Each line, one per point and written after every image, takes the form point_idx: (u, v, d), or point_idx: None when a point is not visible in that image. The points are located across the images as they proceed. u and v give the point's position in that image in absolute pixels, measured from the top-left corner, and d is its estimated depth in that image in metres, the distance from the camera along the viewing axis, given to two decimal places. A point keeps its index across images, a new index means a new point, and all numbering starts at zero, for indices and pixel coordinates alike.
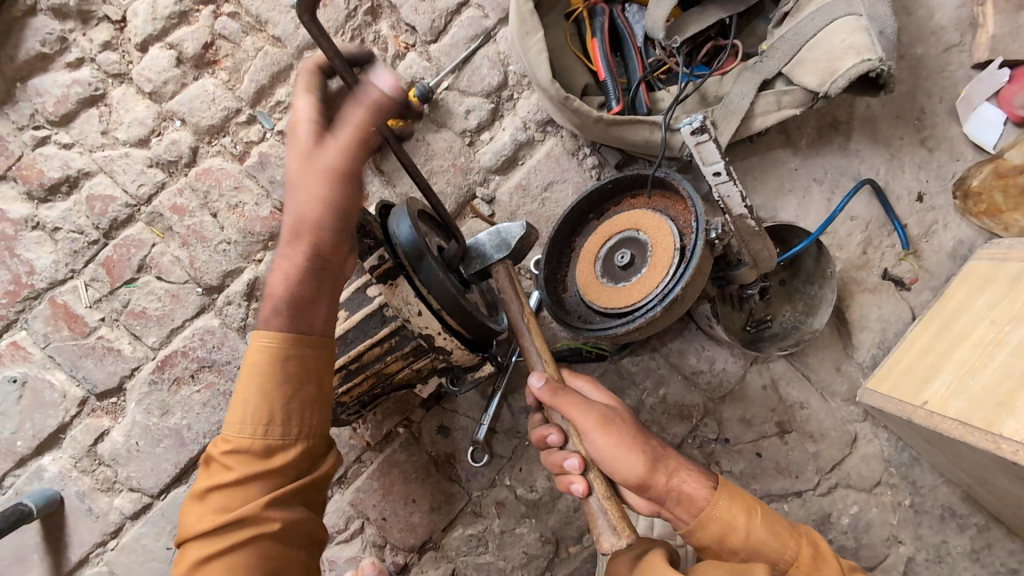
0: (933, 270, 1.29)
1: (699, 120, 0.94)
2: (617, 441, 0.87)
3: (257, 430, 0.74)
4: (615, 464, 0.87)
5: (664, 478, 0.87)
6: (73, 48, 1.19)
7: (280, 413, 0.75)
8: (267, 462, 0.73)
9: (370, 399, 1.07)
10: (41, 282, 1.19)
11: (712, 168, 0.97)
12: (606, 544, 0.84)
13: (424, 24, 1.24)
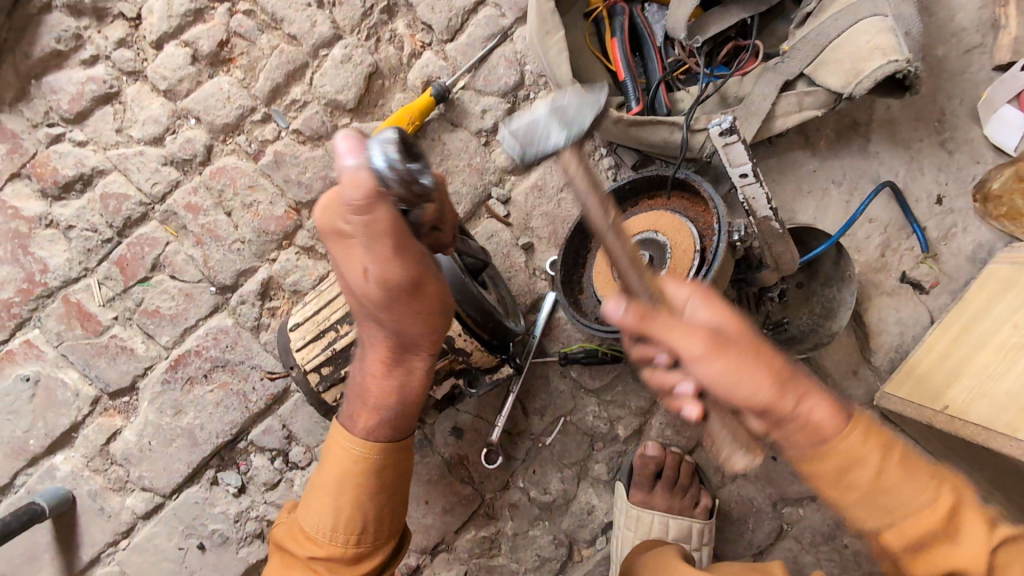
0: (952, 273, 1.27)
1: (727, 121, 0.95)
2: (734, 368, 0.66)
3: (346, 539, 0.83)
4: (734, 392, 0.66)
5: (796, 404, 0.65)
6: (87, 45, 1.18)
7: (364, 522, 0.84)
8: (353, 566, 0.84)
9: None
10: (55, 280, 1.18)
11: (739, 171, 0.98)
12: (732, 465, 0.74)
13: (441, 23, 1.24)
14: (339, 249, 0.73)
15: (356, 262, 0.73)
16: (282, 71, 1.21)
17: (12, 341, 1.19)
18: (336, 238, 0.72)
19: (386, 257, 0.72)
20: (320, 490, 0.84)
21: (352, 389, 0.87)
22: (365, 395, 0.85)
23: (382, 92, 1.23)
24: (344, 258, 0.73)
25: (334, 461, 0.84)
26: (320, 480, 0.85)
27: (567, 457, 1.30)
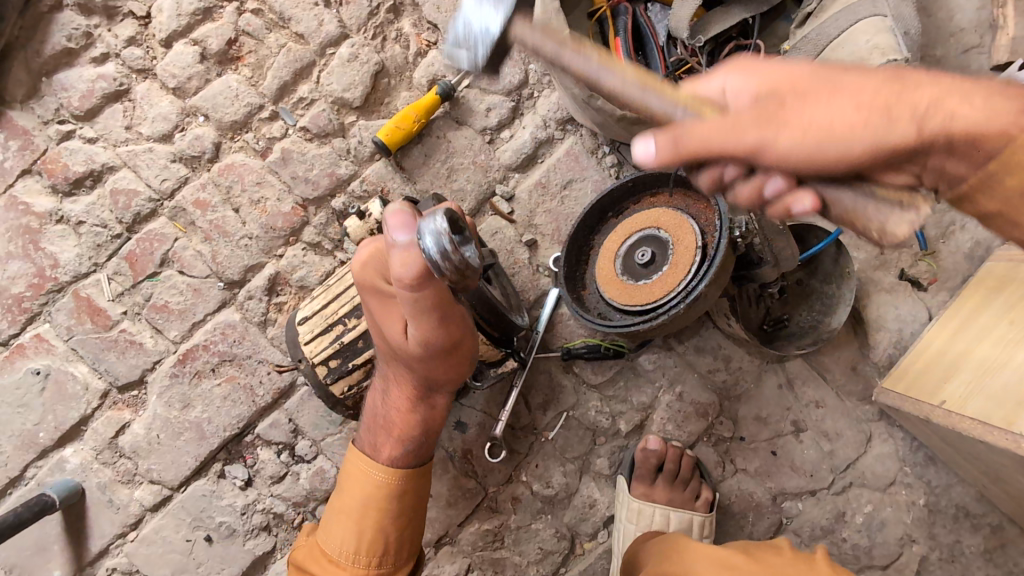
0: (950, 271, 1.29)
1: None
2: (808, 120, 0.56)
3: (367, 559, 0.98)
4: (835, 144, 0.55)
5: (908, 124, 0.54)
6: (98, 43, 1.20)
7: (384, 544, 0.99)
8: None
9: None
10: (66, 275, 1.20)
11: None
12: (901, 232, 0.52)
13: (446, 23, 1.25)
14: (388, 310, 0.86)
15: (402, 324, 0.86)
16: (289, 70, 1.23)
17: (23, 335, 1.20)
18: (387, 301, 0.85)
19: (428, 327, 0.82)
20: (342, 515, 0.98)
21: (376, 420, 1.00)
22: (390, 426, 0.99)
23: (388, 91, 1.25)
24: (390, 319, 0.86)
25: (356, 487, 0.99)
26: (343, 503, 1.00)
27: (569, 452, 1.31)
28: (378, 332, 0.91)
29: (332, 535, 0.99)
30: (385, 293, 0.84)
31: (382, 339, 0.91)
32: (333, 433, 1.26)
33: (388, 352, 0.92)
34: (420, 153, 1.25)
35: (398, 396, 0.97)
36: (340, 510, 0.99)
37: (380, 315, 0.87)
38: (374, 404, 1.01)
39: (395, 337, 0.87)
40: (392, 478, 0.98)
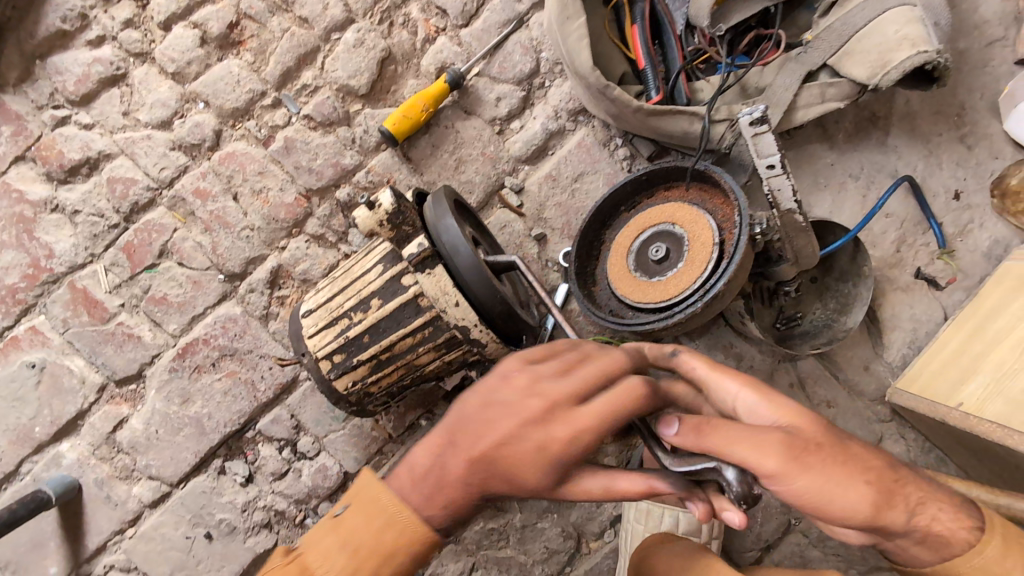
0: (968, 270, 1.27)
1: (759, 110, 0.94)
2: (729, 442, 0.66)
3: None
4: (842, 503, 0.63)
5: (903, 515, 0.65)
6: (93, 25, 1.15)
7: None
8: None
9: (399, 391, 1.04)
10: (61, 266, 1.16)
11: (766, 162, 0.96)
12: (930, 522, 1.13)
13: (456, 8, 1.21)
14: (576, 451, 0.71)
15: (558, 478, 0.72)
16: (293, 55, 1.18)
17: (17, 327, 1.17)
18: (573, 448, 0.71)
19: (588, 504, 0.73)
20: (368, 516, 0.74)
21: (428, 482, 0.75)
22: (443, 499, 0.74)
23: (394, 78, 1.21)
24: (551, 466, 0.72)
25: (369, 540, 0.73)
26: (342, 547, 0.73)
27: None
28: (516, 452, 0.72)
29: (317, 570, 0.73)
30: (576, 452, 0.71)
31: (513, 463, 0.73)
32: (337, 428, 1.25)
33: (493, 467, 0.74)
34: (428, 144, 1.21)
35: (473, 488, 0.74)
36: (354, 553, 0.72)
37: (552, 443, 0.71)
38: (434, 467, 0.75)
39: (531, 483, 0.73)
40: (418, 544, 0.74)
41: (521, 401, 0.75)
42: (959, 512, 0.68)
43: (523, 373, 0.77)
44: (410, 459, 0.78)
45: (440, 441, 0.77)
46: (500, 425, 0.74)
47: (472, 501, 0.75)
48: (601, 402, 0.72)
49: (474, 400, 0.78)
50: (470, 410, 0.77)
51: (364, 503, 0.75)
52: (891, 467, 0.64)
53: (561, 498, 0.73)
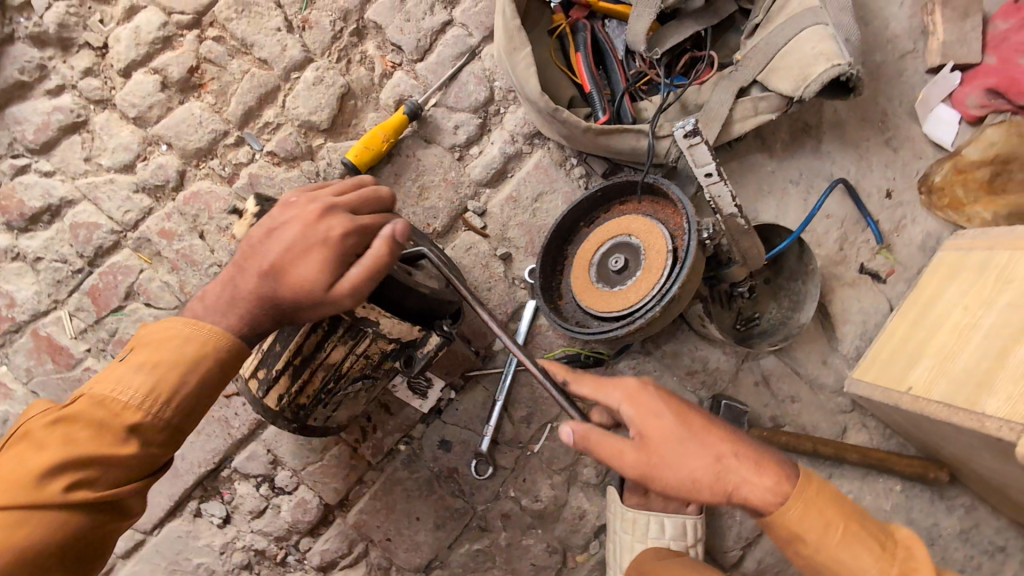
0: (906, 262, 1.38)
1: (691, 124, 1.02)
2: (606, 445, 0.87)
3: (142, 400, 0.72)
4: (682, 491, 0.84)
5: (724, 497, 0.83)
6: (53, 75, 1.17)
7: (165, 393, 0.74)
8: (111, 448, 0.71)
9: (330, 397, 1.03)
10: (23, 315, 1.15)
11: (703, 170, 1.03)
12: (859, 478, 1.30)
13: (411, 44, 1.27)
14: (301, 247, 0.79)
15: (334, 269, 0.79)
16: (254, 95, 1.22)
17: None
18: (326, 242, 0.79)
19: (361, 295, 0.79)
20: (159, 332, 0.77)
21: (222, 297, 0.80)
22: (233, 309, 0.79)
23: (355, 112, 1.25)
24: (320, 257, 0.78)
25: (167, 359, 0.75)
26: (140, 368, 0.74)
27: (556, 463, 1.32)
28: (286, 245, 0.79)
29: (114, 396, 0.72)
30: (339, 244, 0.79)
31: (281, 255, 0.79)
32: (314, 461, 1.24)
33: (274, 279, 0.79)
34: (391, 173, 1.25)
35: (255, 289, 0.79)
36: (149, 367, 0.74)
37: (293, 234, 0.79)
38: (226, 287, 0.80)
39: (304, 279, 0.78)
40: (203, 353, 0.76)
41: (281, 219, 0.81)
42: (771, 481, 0.83)
43: (291, 196, 0.85)
44: (205, 291, 0.83)
45: (231, 272, 0.81)
46: (277, 237, 0.80)
47: (258, 313, 0.79)
48: (351, 215, 0.81)
49: (254, 230, 0.82)
50: (250, 234, 0.82)
51: (151, 337, 0.77)
52: (703, 441, 0.84)
53: (336, 290, 0.78)
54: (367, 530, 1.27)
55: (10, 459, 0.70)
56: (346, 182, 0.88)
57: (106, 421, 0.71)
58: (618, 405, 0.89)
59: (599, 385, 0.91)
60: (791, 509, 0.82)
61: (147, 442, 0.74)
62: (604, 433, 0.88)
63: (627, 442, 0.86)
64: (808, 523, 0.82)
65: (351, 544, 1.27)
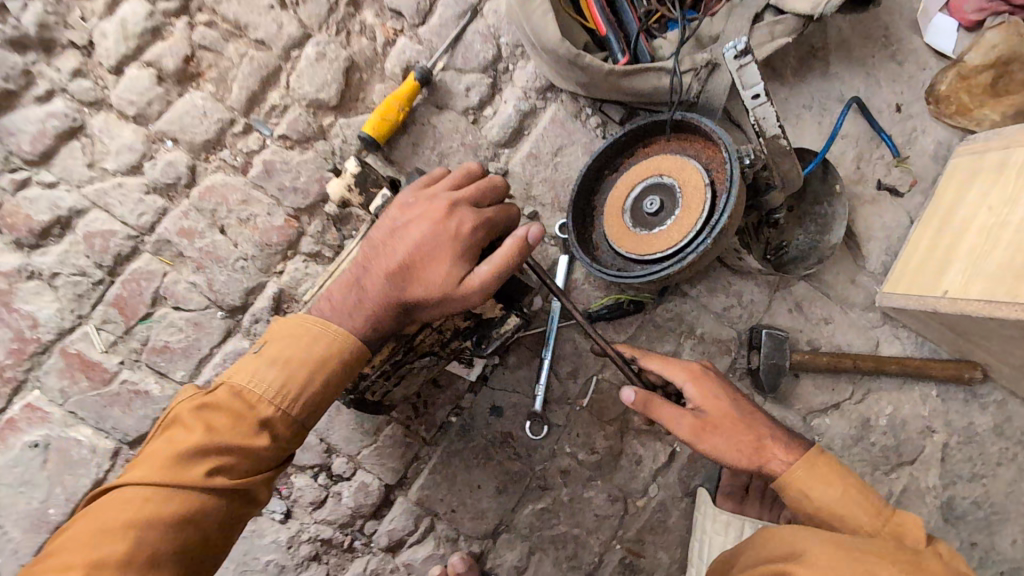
0: (920, 174, 1.41)
1: (743, 42, 0.97)
2: (662, 408, 1.01)
3: (275, 395, 0.77)
4: (727, 458, 0.98)
5: (756, 463, 0.96)
6: (40, 80, 1.10)
7: (296, 389, 0.77)
8: (248, 437, 0.75)
9: (394, 369, 0.97)
10: (49, 334, 1.10)
11: (750, 92, 0.99)
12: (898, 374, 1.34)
13: (410, 8, 1.23)
14: (432, 247, 0.83)
15: (461, 268, 0.83)
16: (255, 79, 1.17)
17: (12, 407, 1.09)
18: (454, 239, 0.83)
19: (487, 291, 0.83)
20: (289, 332, 0.81)
21: (351, 296, 0.84)
22: (362, 308, 0.83)
23: (362, 86, 1.21)
24: (450, 259, 0.83)
25: (297, 355, 0.79)
26: (270, 364, 0.78)
27: (607, 414, 1.33)
28: (416, 246, 0.83)
29: (251, 388, 0.77)
30: (467, 241, 0.84)
31: (411, 256, 0.83)
32: (369, 444, 1.24)
33: (406, 279, 0.83)
34: (408, 143, 1.22)
35: (384, 290, 0.83)
36: (282, 362, 0.78)
37: (421, 237, 0.83)
38: (350, 292, 0.84)
39: (434, 281, 0.83)
40: (329, 356, 0.80)
41: (407, 222, 0.85)
42: (793, 450, 0.96)
43: (408, 198, 0.88)
44: (329, 293, 0.86)
45: (355, 277, 0.85)
46: (404, 238, 0.84)
47: (390, 313, 0.84)
48: (476, 211, 0.85)
49: (376, 234, 0.86)
50: (375, 239, 0.86)
51: (277, 335, 0.81)
52: (745, 414, 1.00)
53: (465, 288, 0.82)
54: (431, 504, 1.27)
55: (159, 444, 0.74)
56: (456, 174, 0.90)
57: (243, 412, 0.76)
58: (682, 383, 1.03)
59: (667, 363, 1.06)
60: (804, 473, 0.92)
61: (275, 436, 0.77)
62: (662, 400, 1.02)
63: (686, 411, 1.01)
64: (818, 488, 0.91)
65: (417, 521, 1.27)
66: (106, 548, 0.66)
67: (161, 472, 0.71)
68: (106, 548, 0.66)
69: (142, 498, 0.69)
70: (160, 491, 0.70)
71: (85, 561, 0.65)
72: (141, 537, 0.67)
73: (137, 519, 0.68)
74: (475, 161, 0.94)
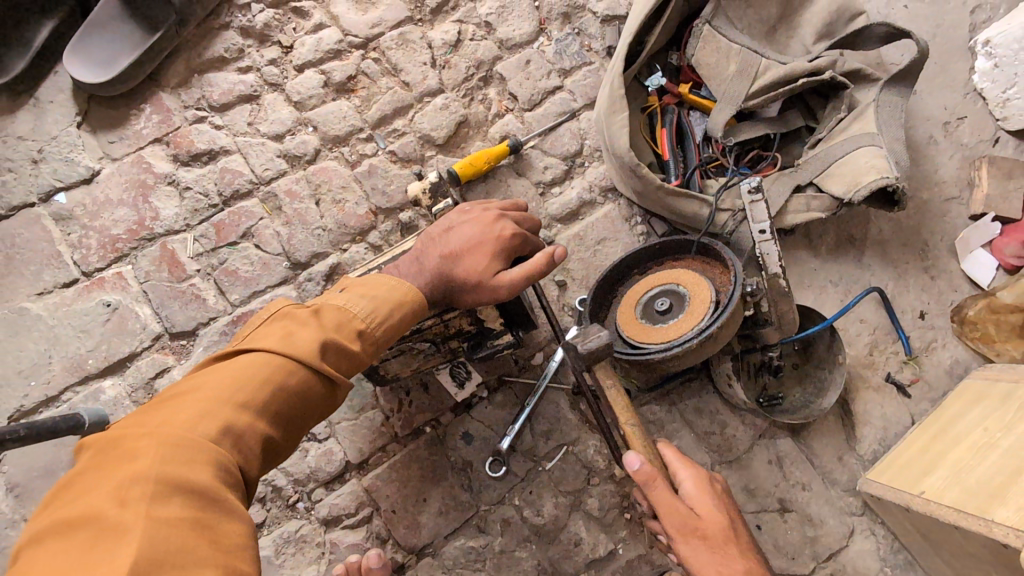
0: (931, 381, 1.46)
1: (757, 182, 1.23)
2: None
3: (372, 314, 0.88)
4: None
5: None
6: (246, 57, 1.47)
7: (387, 313, 0.89)
8: (348, 340, 0.85)
9: (400, 345, 1.11)
10: (160, 228, 1.37)
11: (759, 227, 1.23)
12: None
13: (525, 96, 1.54)
14: (477, 242, 1.01)
15: (501, 264, 1.00)
16: (391, 107, 1.49)
17: (107, 270, 1.35)
18: (496, 242, 1.01)
19: (517, 287, 1.00)
20: (370, 279, 0.94)
21: (412, 267, 0.99)
22: (421, 278, 0.98)
23: (466, 138, 1.51)
24: (490, 255, 1.00)
25: (388, 291, 0.91)
26: (366, 295, 0.90)
27: (564, 485, 1.38)
28: (465, 240, 1.01)
29: (351, 305, 0.88)
30: (506, 246, 1.02)
31: (461, 246, 1.00)
32: (349, 418, 1.37)
33: (454, 262, 0.99)
34: (483, 190, 1.47)
35: (437, 265, 0.98)
36: (377, 293, 0.90)
37: (469, 233, 1.02)
38: (411, 264, 1.00)
39: (478, 268, 0.99)
40: (410, 298, 0.92)
41: (460, 223, 1.04)
42: None
43: (464, 210, 1.08)
44: (393, 266, 1.02)
45: (417, 252, 1.01)
46: (457, 233, 1.02)
47: (437, 286, 0.98)
48: (517, 227, 1.05)
49: (435, 228, 1.05)
50: (433, 232, 1.04)
51: (368, 281, 0.93)
52: None
53: (501, 280, 0.99)
54: (377, 497, 1.35)
55: (272, 329, 0.84)
56: (508, 202, 1.12)
57: (345, 320, 0.86)
58: None
59: None
60: None
61: (367, 345, 0.88)
62: None
63: None
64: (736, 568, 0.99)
65: (358, 506, 1.34)
66: (236, 398, 0.74)
67: (278, 347, 0.80)
68: (240, 394, 0.74)
69: (265, 363, 0.78)
70: (277, 362, 0.79)
71: (223, 400, 0.73)
72: (264, 395, 0.76)
73: (261, 379, 0.77)
74: (522, 201, 1.17)
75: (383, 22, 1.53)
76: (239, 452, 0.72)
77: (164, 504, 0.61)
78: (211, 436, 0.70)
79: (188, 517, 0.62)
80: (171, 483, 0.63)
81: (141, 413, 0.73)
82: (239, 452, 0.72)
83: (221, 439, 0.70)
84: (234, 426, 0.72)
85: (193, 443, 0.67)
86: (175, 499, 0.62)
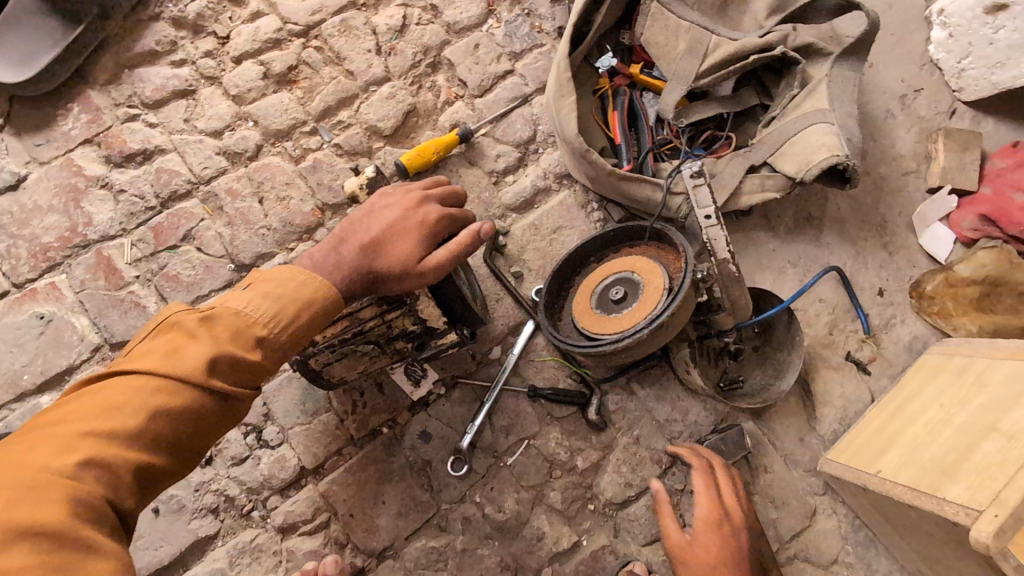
0: (890, 358, 1.46)
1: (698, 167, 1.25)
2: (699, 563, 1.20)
3: (272, 321, 0.85)
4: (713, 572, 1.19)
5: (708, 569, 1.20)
6: (179, 50, 1.40)
7: (289, 318, 0.86)
8: (240, 351, 0.83)
9: (342, 347, 1.07)
10: (94, 234, 1.31)
11: (704, 212, 1.24)
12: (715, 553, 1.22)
13: (475, 82, 1.49)
14: (399, 226, 0.97)
15: (423, 248, 0.97)
16: (335, 97, 1.43)
17: (39, 281, 1.29)
18: (418, 224, 0.98)
19: (443, 271, 0.97)
20: (279, 275, 0.90)
21: (330, 256, 0.94)
22: (337, 268, 0.93)
23: (415, 128, 1.46)
24: (414, 239, 0.96)
25: (293, 291, 0.87)
26: (269, 296, 0.86)
27: (526, 479, 1.36)
28: (385, 225, 0.97)
29: (247, 312, 0.85)
30: (430, 229, 0.98)
31: (382, 231, 0.96)
32: (302, 422, 1.33)
33: (374, 249, 0.95)
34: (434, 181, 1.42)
35: (356, 253, 0.94)
36: (279, 295, 0.86)
37: (390, 217, 0.98)
38: (326, 252, 0.95)
39: (401, 254, 0.95)
40: (321, 293, 0.89)
41: (381, 207, 1.00)
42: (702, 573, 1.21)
43: (385, 193, 1.03)
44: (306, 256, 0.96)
45: (334, 241, 0.96)
46: (378, 218, 0.98)
47: (358, 277, 0.94)
48: (442, 209, 1.02)
49: (356, 213, 1.00)
50: (353, 218, 0.99)
51: (275, 277, 0.89)
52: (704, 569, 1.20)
53: (424, 266, 0.96)
54: (334, 501, 1.32)
55: (161, 343, 0.82)
56: (431, 181, 1.08)
57: (240, 329, 0.84)
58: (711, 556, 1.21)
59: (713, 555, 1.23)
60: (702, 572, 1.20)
61: (266, 354, 0.86)
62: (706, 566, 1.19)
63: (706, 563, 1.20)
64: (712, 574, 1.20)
65: (315, 512, 1.31)
66: (107, 426, 0.74)
67: (161, 366, 0.79)
68: (111, 421, 0.75)
69: (141, 387, 0.78)
70: (157, 385, 0.78)
71: (87, 432, 0.73)
72: (140, 420, 0.76)
73: (134, 406, 0.76)
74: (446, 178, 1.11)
75: (324, 8, 1.46)
76: (109, 481, 0.73)
77: (7, 550, 0.63)
78: (71, 471, 0.71)
79: (34, 561, 0.64)
80: (18, 527, 0.65)
81: (21, 438, 0.75)
82: (112, 480, 0.74)
83: (84, 472, 0.71)
84: (100, 457, 0.73)
85: (49, 481, 0.69)
86: (17, 544, 0.64)
